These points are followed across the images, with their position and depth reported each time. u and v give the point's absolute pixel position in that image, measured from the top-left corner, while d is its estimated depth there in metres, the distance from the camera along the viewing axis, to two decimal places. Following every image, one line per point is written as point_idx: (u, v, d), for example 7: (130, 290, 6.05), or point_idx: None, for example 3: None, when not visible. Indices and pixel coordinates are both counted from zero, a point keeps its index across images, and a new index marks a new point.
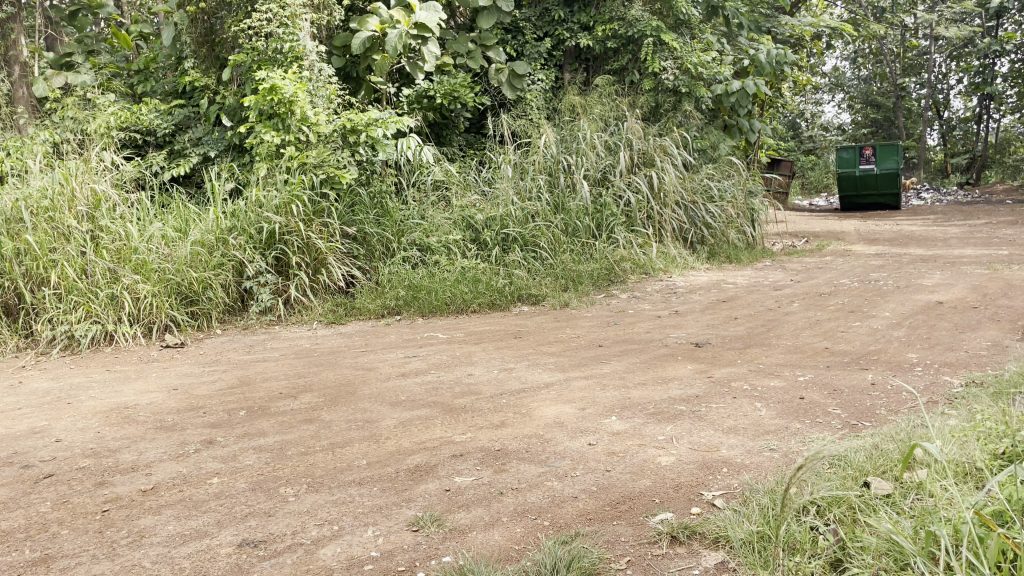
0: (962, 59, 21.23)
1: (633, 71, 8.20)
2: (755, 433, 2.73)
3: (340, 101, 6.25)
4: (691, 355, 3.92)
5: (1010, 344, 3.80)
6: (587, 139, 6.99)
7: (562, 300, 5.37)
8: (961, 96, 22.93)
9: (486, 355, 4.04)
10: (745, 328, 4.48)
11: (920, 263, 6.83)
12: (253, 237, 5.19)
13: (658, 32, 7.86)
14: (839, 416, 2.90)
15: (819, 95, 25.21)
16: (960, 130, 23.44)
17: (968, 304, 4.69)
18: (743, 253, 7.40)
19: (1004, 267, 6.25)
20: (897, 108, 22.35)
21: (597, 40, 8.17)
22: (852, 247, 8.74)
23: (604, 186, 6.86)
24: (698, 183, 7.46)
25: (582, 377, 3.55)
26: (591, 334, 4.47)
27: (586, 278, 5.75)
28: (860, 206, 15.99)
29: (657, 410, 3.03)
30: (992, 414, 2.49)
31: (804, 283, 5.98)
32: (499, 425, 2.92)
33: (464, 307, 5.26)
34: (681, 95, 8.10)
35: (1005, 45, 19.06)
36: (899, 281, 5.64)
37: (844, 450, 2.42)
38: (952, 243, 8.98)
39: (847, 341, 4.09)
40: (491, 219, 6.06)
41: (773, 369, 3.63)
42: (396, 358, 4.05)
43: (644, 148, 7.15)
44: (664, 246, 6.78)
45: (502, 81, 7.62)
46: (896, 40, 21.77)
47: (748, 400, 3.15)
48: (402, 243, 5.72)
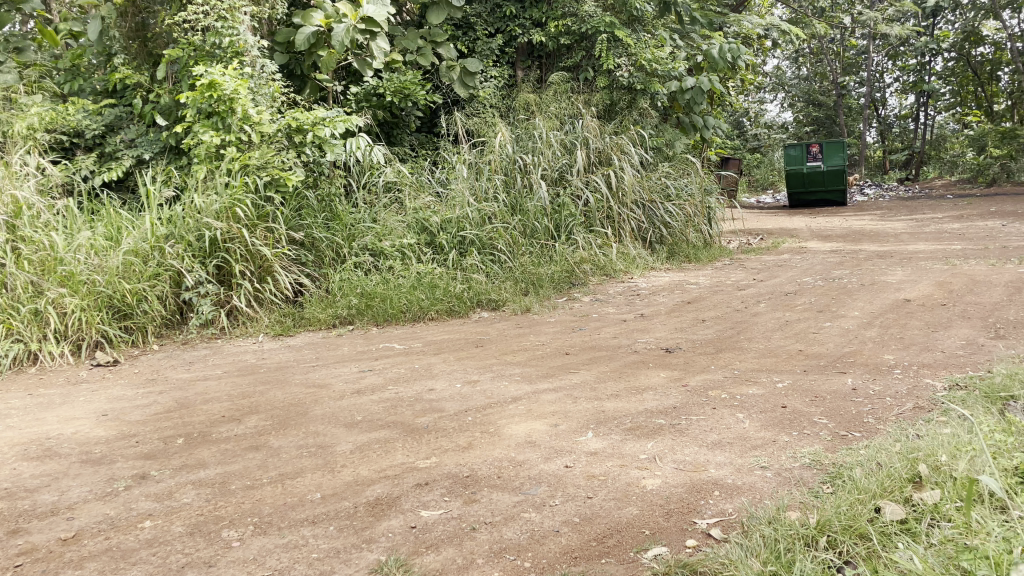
0: (901, 57, 21.70)
1: (588, 69, 8.06)
2: (742, 448, 2.54)
3: (284, 99, 5.95)
4: (662, 362, 3.74)
5: (985, 342, 3.70)
6: (543, 137, 6.78)
7: (523, 306, 5.16)
8: (898, 94, 23.48)
9: (446, 367, 3.79)
10: (715, 331, 4.32)
11: (878, 260, 6.80)
12: (191, 245, 4.84)
13: (611, 28, 7.69)
14: (826, 426, 2.74)
15: (762, 94, 25.50)
16: (898, 127, 24.00)
17: (936, 301, 4.61)
18: (703, 252, 7.28)
19: (960, 261, 6.25)
20: (839, 106, 22.74)
21: (550, 36, 7.98)
22: (807, 244, 8.73)
23: (561, 185, 6.66)
24: (656, 182, 7.31)
25: (552, 389, 3.32)
26: (556, 342, 4.26)
27: (547, 281, 5.55)
28: (807, 203, 16.16)
29: (635, 425, 2.82)
30: (990, 420, 2.35)
31: (767, 282, 5.87)
32: (465, 447, 2.68)
33: (421, 315, 5.00)
34: (636, 93, 8.00)
35: (941, 43, 19.54)
36: (863, 278, 5.56)
37: (842, 467, 2.25)
38: (903, 238, 9.05)
39: (821, 343, 3.95)
40: (447, 221, 5.80)
41: (750, 374, 3.46)
42: (350, 373, 3.77)
43: (601, 146, 6.97)
44: (624, 246, 6.63)
45: (454, 78, 7.35)
46: (836, 39, 22.17)
47: (729, 410, 2.97)
48: (353, 248, 5.42)
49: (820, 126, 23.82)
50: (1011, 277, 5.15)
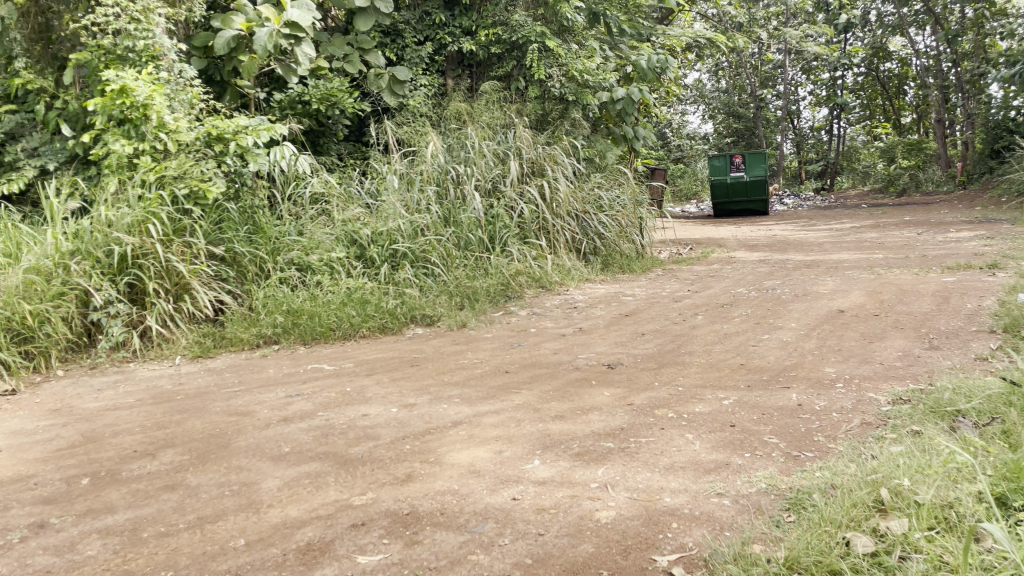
0: (815, 71, 22.47)
1: (520, 79, 7.93)
2: (696, 472, 2.44)
3: (203, 106, 5.65)
4: (605, 379, 3.63)
5: (922, 353, 3.73)
6: (475, 147, 6.64)
7: (459, 321, 5.00)
8: (813, 106, 24.33)
9: (380, 390, 3.59)
10: (656, 345, 4.24)
11: (805, 269, 6.90)
12: (100, 261, 4.51)
13: (542, 38, 7.64)
14: (777, 446, 2.66)
15: (684, 106, 26.03)
16: (813, 138, 24.86)
17: (869, 311, 4.66)
18: (636, 263, 7.27)
19: (884, 270, 6.40)
20: (758, 119, 23.38)
21: (480, 45, 7.87)
22: (735, 254, 8.83)
23: (494, 197, 6.52)
24: (589, 193, 7.26)
25: (493, 412, 3.17)
26: (493, 359, 4.11)
27: (482, 294, 5.41)
28: (731, 213, 16.49)
29: (583, 450, 2.68)
30: (944, 441, 2.32)
31: (702, 293, 5.86)
32: (404, 480, 2.50)
33: (352, 332, 4.79)
34: (568, 103, 7.96)
35: (853, 58, 20.33)
36: (795, 289, 5.61)
37: (801, 492, 2.18)
38: (826, 247, 9.26)
39: (761, 356, 3.92)
40: (378, 233, 5.58)
41: (695, 391, 3.37)
42: (276, 399, 3.52)
43: (534, 156, 6.87)
44: (559, 258, 6.53)
45: (382, 86, 7.19)
46: (753, 54, 22.82)
47: (677, 431, 2.86)
48: (278, 263, 5.15)
49: (740, 138, 24.47)
50: (936, 286, 5.27)
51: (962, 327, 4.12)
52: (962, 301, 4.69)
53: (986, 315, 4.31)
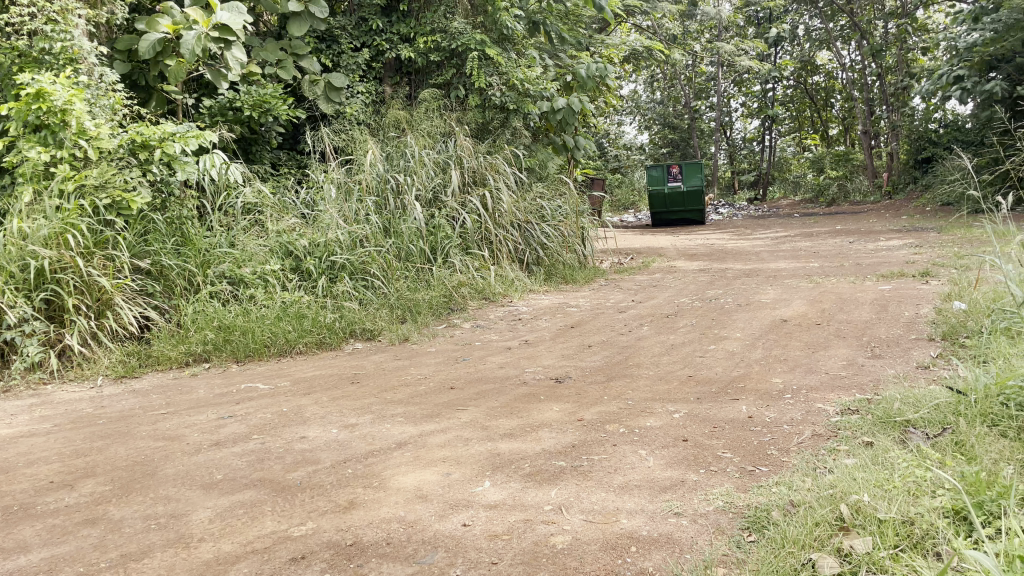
0: (746, 83, 23.00)
1: (459, 87, 7.81)
2: (652, 491, 2.36)
3: (127, 112, 5.39)
4: (553, 393, 3.54)
5: (865, 362, 3.76)
6: (415, 156, 6.50)
7: (401, 335, 4.87)
8: (744, 118, 24.90)
9: (319, 410, 3.42)
10: (603, 358, 4.18)
11: (745, 279, 6.96)
12: (14, 276, 4.20)
13: (482, 46, 7.56)
14: (730, 460, 2.61)
15: (620, 117, 26.31)
16: (745, 149, 25.43)
17: (811, 320, 4.70)
18: (579, 273, 7.24)
19: (821, 279, 6.50)
20: (692, 130, 23.79)
21: (419, 52, 7.74)
22: (676, 263, 8.89)
23: (435, 207, 6.40)
24: (531, 203, 7.20)
25: (439, 431, 3.04)
26: (437, 375, 3.97)
27: (425, 307, 5.30)
28: (669, 222, 16.67)
29: (534, 471, 2.58)
30: (898, 453, 2.29)
31: (646, 303, 5.84)
32: (347, 507, 2.35)
33: (288, 349, 4.60)
34: (509, 113, 7.89)
35: (782, 71, 20.88)
36: (738, 298, 5.63)
37: (759, 510, 2.12)
38: (763, 256, 9.41)
39: (709, 367, 3.88)
40: (315, 245, 5.40)
41: (645, 405, 3.30)
42: (207, 422, 3.32)
43: (475, 165, 6.77)
44: (502, 268, 6.44)
45: (318, 93, 7.02)
46: (687, 66, 23.23)
47: (630, 447, 2.78)
48: (208, 276, 4.91)
49: (676, 149, 24.86)
50: (874, 295, 5.36)
51: (902, 336, 4.18)
52: (899, 309, 4.78)
53: (924, 323, 4.39)
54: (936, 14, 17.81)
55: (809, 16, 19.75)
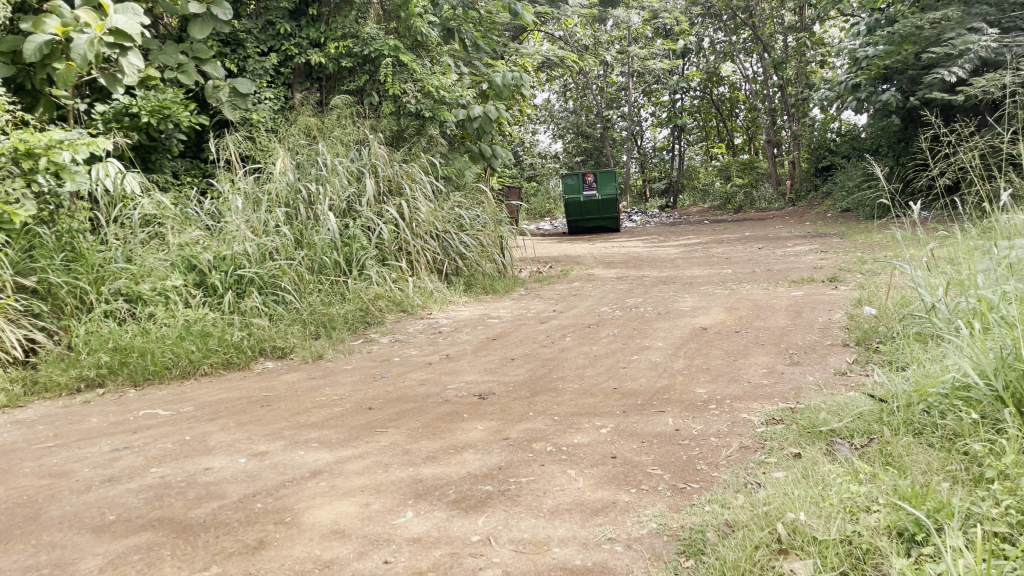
0: (656, 93, 23.51)
1: (372, 93, 7.59)
2: (583, 515, 2.27)
3: (9, 117, 4.96)
4: (476, 410, 3.41)
5: (785, 369, 3.78)
6: (327, 164, 6.26)
7: (315, 352, 4.65)
8: (655, 127, 25.43)
9: (226, 437, 3.19)
10: (526, 371, 4.07)
11: (662, 286, 7.01)
12: None
13: (396, 52, 7.39)
14: (660, 478, 2.54)
15: (534, 125, 26.43)
16: (656, 158, 25.96)
17: (730, 328, 4.73)
18: (498, 283, 7.15)
19: (736, 286, 6.60)
20: (604, 138, 24.11)
21: (330, 58, 7.50)
22: (594, 271, 8.90)
23: (349, 217, 6.19)
24: (449, 212, 7.06)
25: (356, 457, 2.87)
26: (354, 395, 3.79)
27: (339, 322, 5.11)
28: (586, 230, 16.77)
29: (459, 497, 2.45)
30: (828, 467, 2.27)
31: (567, 312, 5.78)
32: (256, 548, 2.16)
33: (191, 370, 4.31)
34: (424, 120, 7.73)
35: (690, 81, 21.43)
36: (657, 307, 5.64)
37: (694, 532, 2.05)
38: (679, 263, 9.54)
39: (633, 379, 3.83)
40: (221, 258, 5.11)
41: (572, 420, 3.21)
42: (100, 454, 3.04)
43: (390, 174, 6.59)
44: (420, 279, 6.27)
45: (223, 99, 6.70)
46: (599, 76, 23.55)
47: (558, 466, 2.68)
48: (102, 294, 4.57)
49: (589, 157, 25.15)
50: (788, 301, 5.46)
51: (818, 342, 4.24)
52: (813, 315, 4.87)
53: (837, 329, 4.47)
54: (833, 28, 18.62)
55: (715, 28, 20.34)
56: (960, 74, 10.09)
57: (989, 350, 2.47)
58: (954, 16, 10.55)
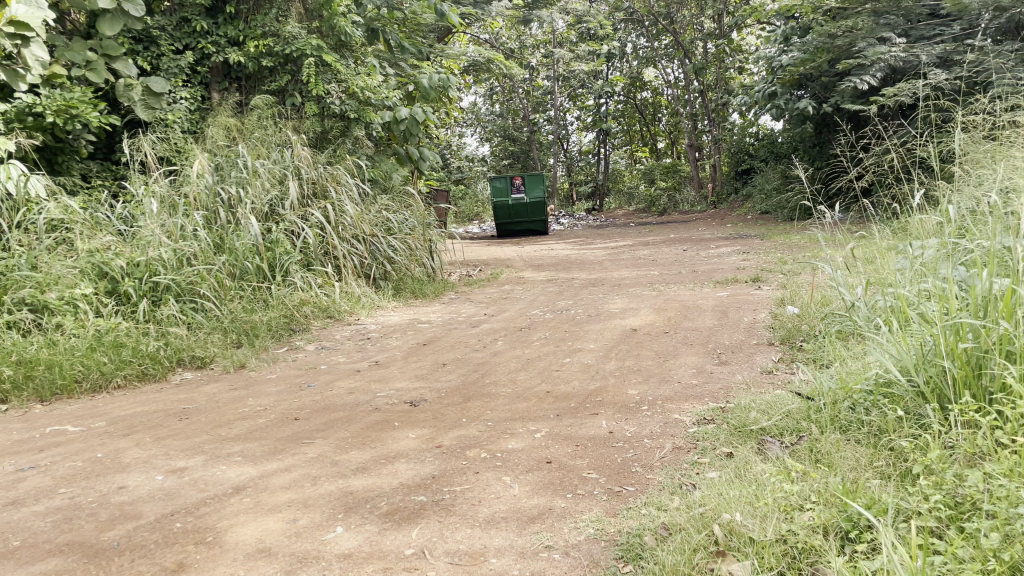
0: (581, 97, 23.76)
1: (295, 94, 7.39)
2: (520, 523, 2.22)
3: None
4: (407, 418, 3.33)
5: (714, 369, 3.83)
6: (248, 166, 6.05)
7: (237, 361, 4.48)
8: (580, 131, 25.70)
9: (143, 452, 3.02)
10: (458, 377, 4.01)
11: (591, 288, 7.04)
12: None
13: (318, 52, 7.21)
14: (596, 481, 2.52)
15: (461, 129, 26.35)
16: (581, 161, 26.24)
17: (659, 329, 4.77)
18: (428, 287, 7.06)
19: (663, 287, 6.69)
20: (531, 142, 24.21)
21: (250, 57, 7.27)
22: (523, 274, 8.89)
23: (272, 221, 6.00)
24: (377, 215, 6.93)
25: (282, 471, 2.75)
26: (279, 405, 3.65)
27: (262, 329, 4.94)
28: (514, 233, 16.77)
29: (392, 509, 2.37)
30: (762, 466, 2.28)
31: (498, 316, 5.74)
32: (175, 571, 2.04)
33: (103, 383, 4.09)
34: (349, 121, 7.58)
35: (614, 86, 21.73)
36: (588, 309, 5.66)
37: (631, 537, 2.03)
38: (607, 265, 9.63)
39: (566, 381, 3.81)
40: (134, 264, 4.87)
41: (505, 425, 3.16)
42: (2, 476, 2.84)
43: (314, 176, 6.43)
44: (347, 284, 6.14)
45: (134, 99, 6.38)
46: (524, 80, 23.65)
47: (493, 473, 2.63)
48: (4, 304, 4.31)
49: (516, 160, 25.21)
50: (714, 301, 5.55)
51: (744, 341, 4.31)
52: (738, 315, 4.96)
53: (762, 328, 4.57)
54: (750, 36, 19.18)
55: (637, 34, 20.68)
56: (872, 82, 10.47)
57: (910, 347, 2.53)
58: (864, 26, 10.97)
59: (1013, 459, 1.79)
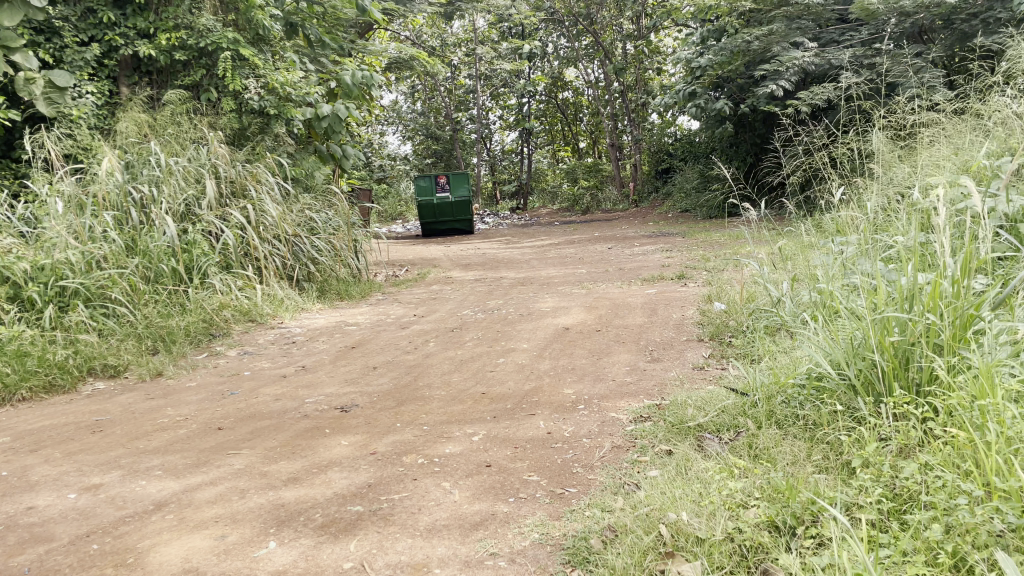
0: (502, 97, 23.76)
1: (210, 89, 7.10)
2: (463, 530, 2.16)
3: None
4: (339, 424, 3.22)
5: (647, 366, 3.85)
6: (161, 164, 5.77)
7: (153, 368, 4.26)
8: (502, 130, 25.71)
9: (53, 469, 2.82)
10: (390, 380, 3.91)
11: (520, 288, 7.02)
12: None
13: (235, 45, 6.94)
14: (538, 484, 2.48)
15: (382, 127, 25.98)
16: (504, 161, 26.26)
17: (591, 327, 4.78)
18: (354, 288, 6.91)
19: (592, 285, 6.72)
20: (454, 141, 24.07)
21: (161, 50, 6.92)
22: (450, 274, 8.80)
23: (188, 221, 5.74)
24: (299, 215, 6.73)
25: (208, 484, 2.61)
26: (201, 415, 3.48)
27: (180, 334, 4.71)
28: (439, 233, 16.61)
29: (327, 521, 2.27)
30: (703, 463, 2.29)
31: (427, 317, 5.65)
32: None
33: (6, 396, 3.82)
34: (268, 118, 7.33)
35: (536, 85, 21.81)
36: (518, 308, 5.62)
37: (578, 540, 1.99)
38: (534, 264, 9.64)
39: (501, 382, 3.76)
40: (39, 268, 4.59)
41: (441, 429, 3.09)
42: None
43: (232, 175, 6.18)
44: (269, 287, 5.93)
45: (35, 93, 5.95)
46: (446, 78, 23.49)
47: (432, 480, 2.55)
48: None
49: (439, 159, 25.02)
50: (643, 298, 5.60)
51: (675, 338, 4.36)
52: (667, 312, 5.01)
53: (691, 324, 4.63)
54: (667, 37, 19.57)
55: (558, 34, 20.80)
56: (786, 87, 10.80)
57: (840, 341, 2.59)
58: (778, 30, 11.31)
59: (946, 450, 1.83)
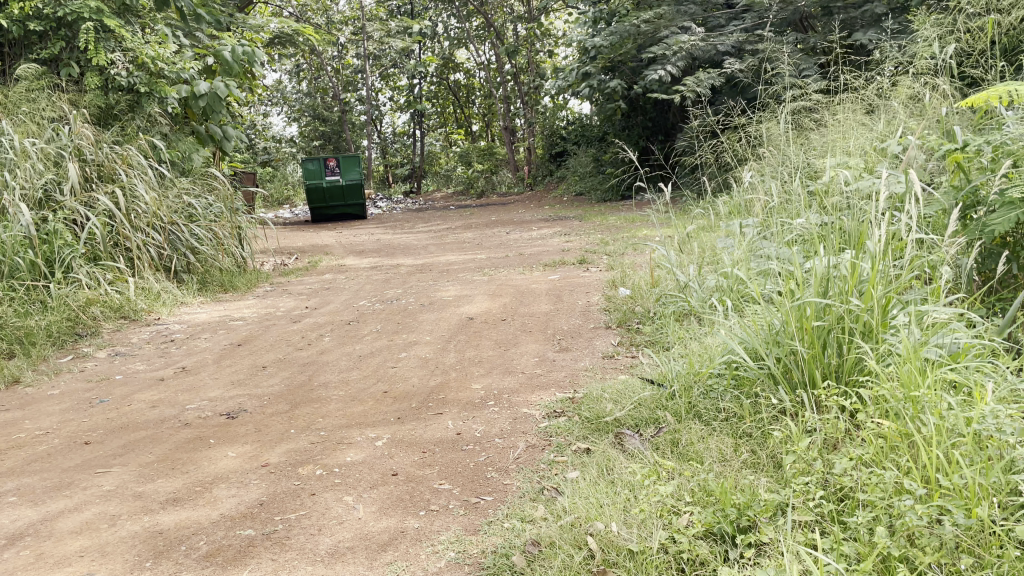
0: (392, 77, 23.13)
1: (71, 64, 6.42)
2: (370, 552, 1.95)
3: None
4: (226, 433, 2.92)
5: (556, 357, 3.70)
6: (14, 146, 5.16)
7: (9, 375, 3.80)
8: (393, 112, 25.09)
9: None
10: (282, 380, 3.61)
11: (419, 275, 6.75)
12: None
13: (99, 15, 6.29)
14: (449, 493, 2.29)
15: (266, 107, 24.84)
16: (396, 143, 25.67)
17: (495, 317, 4.60)
18: (238, 279, 6.47)
19: (493, 271, 6.54)
20: (344, 123, 23.28)
21: (12, 19, 6.19)
22: (344, 261, 8.41)
23: (47, 208, 5.18)
24: (176, 200, 6.23)
25: (72, 511, 2.28)
26: (65, 428, 3.08)
27: (41, 335, 4.23)
28: (330, 218, 16.05)
29: (213, 549, 2.00)
30: (627, 464, 2.16)
31: (321, 309, 5.32)
32: None
33: None
34: (139, 95, 6.72)
35: (427, 66, 21.32)
36: (419, 298, 5.37)
37: (501, 558, 1.82)
38: (431, 250, 9.35)
39: (404, 379, 3.53)
40: None
41: (341, 434, 2.84)
42: None
43: (100, 158, 5.62)
44: (143, 279, 5.46)
45: None
46: (332, 58, 22.63)
47: (332, 494, 2.32)
48: None
49: (328, 141, 24.16)
50: (547, 285, 5.47)
51: (582, 326, 4.23)
52: (573, 299, 4.89)
53: (597, 310, 4.53)
54: (557, 20, 19.53)
55: (448, 15, 20.36)
56: (675, 70, 10.91)
57: (758, 329, 2.49)
58: (667, 14, 11.45)
59: (880, 443, 1.77)
